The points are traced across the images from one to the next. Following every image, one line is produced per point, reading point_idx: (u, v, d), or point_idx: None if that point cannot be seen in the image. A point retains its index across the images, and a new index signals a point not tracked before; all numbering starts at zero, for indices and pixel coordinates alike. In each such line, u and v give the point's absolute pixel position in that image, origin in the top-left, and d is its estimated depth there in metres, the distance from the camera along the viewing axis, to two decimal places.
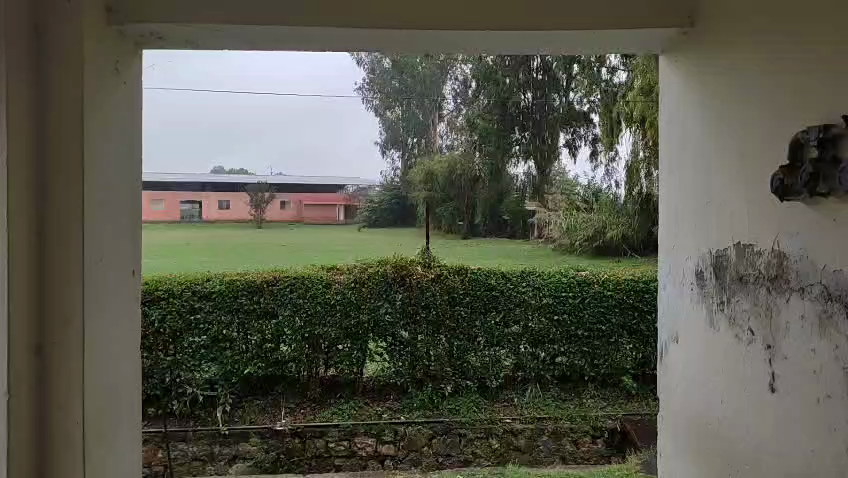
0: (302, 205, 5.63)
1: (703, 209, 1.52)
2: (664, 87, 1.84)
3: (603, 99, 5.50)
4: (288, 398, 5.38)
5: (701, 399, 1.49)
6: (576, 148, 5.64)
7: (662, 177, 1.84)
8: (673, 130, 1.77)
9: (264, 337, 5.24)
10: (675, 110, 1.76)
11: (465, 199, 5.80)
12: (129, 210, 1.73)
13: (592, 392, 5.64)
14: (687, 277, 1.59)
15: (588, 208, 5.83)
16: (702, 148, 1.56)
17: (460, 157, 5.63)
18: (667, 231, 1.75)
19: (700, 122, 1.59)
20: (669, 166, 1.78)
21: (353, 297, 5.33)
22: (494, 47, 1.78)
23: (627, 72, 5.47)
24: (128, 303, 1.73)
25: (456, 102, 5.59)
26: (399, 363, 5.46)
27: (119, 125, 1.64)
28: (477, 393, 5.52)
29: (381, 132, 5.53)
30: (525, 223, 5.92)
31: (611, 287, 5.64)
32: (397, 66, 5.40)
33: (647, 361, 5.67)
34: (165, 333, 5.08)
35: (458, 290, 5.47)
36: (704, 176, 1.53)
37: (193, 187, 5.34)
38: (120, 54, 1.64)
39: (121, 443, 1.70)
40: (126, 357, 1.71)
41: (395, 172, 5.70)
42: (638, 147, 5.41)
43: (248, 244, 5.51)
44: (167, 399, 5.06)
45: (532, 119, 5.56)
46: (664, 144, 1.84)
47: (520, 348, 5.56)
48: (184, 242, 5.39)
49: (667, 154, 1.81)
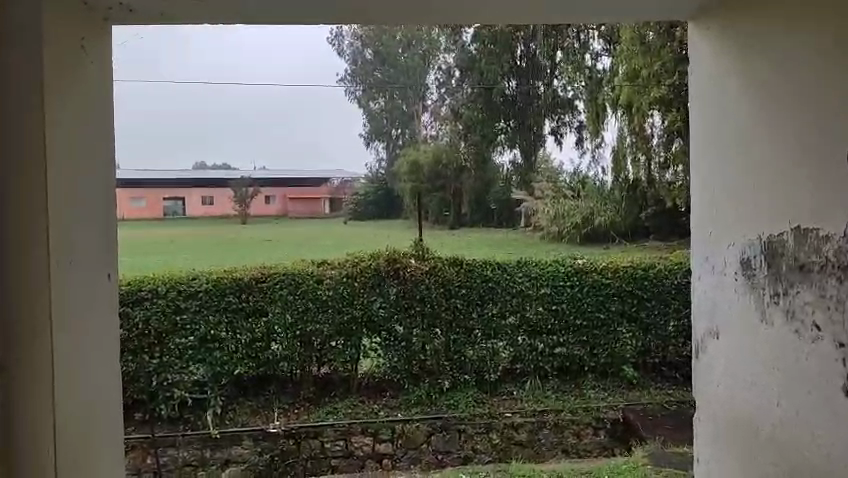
0: (287, 200, 5.34)
1: (746, 190, 1.38)
2: (692, 62, 1.70)
3: (587, 86, 5.45)
4: (280, 399, 5.15)
5: (749, 400, 1.35)
6: (560, 136, 5.57)
7: (691, 159, 1.71)
8: (702, 107, 1.63)
9: (254, 336, 5.03)
10: (704, 87, 1.63)
11: (451, 188, 5.67)
12: (107, 208, 1.57)
13: (592, 382, 5.50)
14: (729, 266, 1.47)
15: (576, 195, 5.76)
16: (740, 126, 1.43)
17: (446, 147, 5.51)
18: (703, 215, 1.60)
19: (738, 94, 1.44)
20: (699, 148, 1.64)
21: (345, 292, 5.17)
22: (490, 15, 1.61)
23: (611, 59, 5.43)
24: (107, 312, 1.58)
25: (440, 91, 5.44)
26: (394, 359, 5.28)
27: (87, 113, 1.45)
28: (474, 387, 5.37)
29: (365, 124, 5.32)
30: (513, 212, 5.78)
31: (609, 275, 5.52)
32: (379, 57, 5.20)
33: (647, 350, 5.55)
34: (150, 334, 4.86)
35: (453, 283, 5.32)
36: (745, 158, 1.39)
37: (172, 183, 4.95)
38: (85, 30, 1.44)
39: (104, 468, 1.54)
40: (107, 372, 1.56)
41: (379, 165, 5.52)
42: (624, 134, 5.48)
43: (233, 240, 5.27)
44: (155, 403, 4.83)
45: (517, 108, 5.48)
46: (693, 124, 1.70)
47: (518, 340, 5.41)
48: (167, 239, 5.13)
49: (696, 134, 1.67)
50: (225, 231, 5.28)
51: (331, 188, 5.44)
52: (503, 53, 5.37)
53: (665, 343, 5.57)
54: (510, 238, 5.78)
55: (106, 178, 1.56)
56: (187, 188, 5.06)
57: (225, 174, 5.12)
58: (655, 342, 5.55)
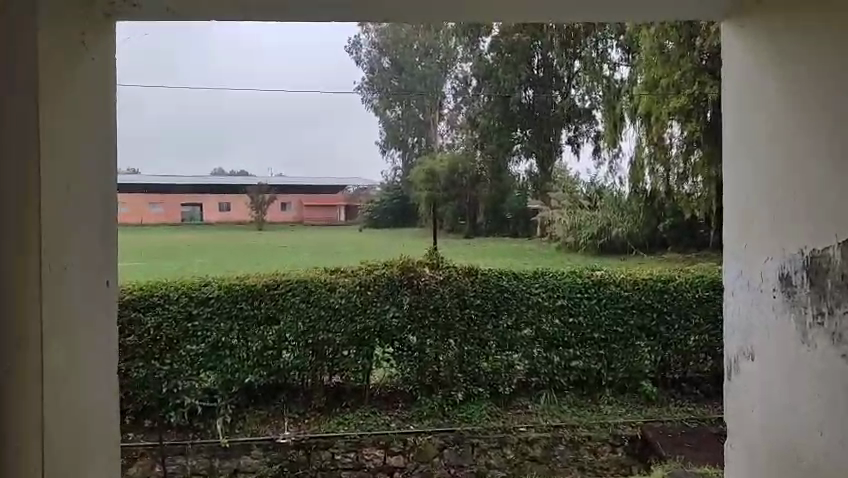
0: (302, 207, 5.31)
1: (825, 195, 1.35)
2: (753, 66, 1.67)
3: (605, 95, 5.65)
4: (290, 409, 5.06)
5: (787, 402, 1.47)
6: (579, 144, 5.73)
7: (750, 166, 1.69)
8: (765, 113, 1.62)
9: (266, 344, 4.95)
10: (768, 92, 1.60)
11: (466, 197, 5.67)
12: (112, 212, 1.58)
13: (609, 397, 5.36)
14: (817, 278, 1.42)
15: (592, 205, 5.90)
16: (813, 129, 1.40)
17: (462, 156, 5.57)
18: (772, 225, 1.57)
19: (809, 97, 1.41)
20: (762, 155, 1.62)
21: (358, 301, 5.09)
22: None
23: (630, 68, 5.64)
24: (102, 316, 1.57)
25: (456, 100, 5.55)
26: (406, 369, 5.17)
27: (85, 112, 1.47)
28: (489, 400, 5.24)
29: (381, 131, 5.34)
30: (529, 223, 5.83)
31: (628, 287, 5.40)
32: (397, 65, 5.35)
33: (666, 365, 5.41)
34: (161, 341, 4.78)
35: (468, 293, 5.22)
36: (820, 161, 1.37)
37: (187, 188, 5.04)
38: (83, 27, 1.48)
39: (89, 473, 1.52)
40: (97, 376, 1.54)
41: (395, 173, 5.51)
42: (642, 144, 5.59)
43: (247, 245, 5.26)
44: (165, 410, 4.76)
45: (533, 117, 5.65)
46: (753, 131, 1.68)
47: (533, 352, 5.28)
48: (184, 245, 5.17)
49: (758, 141, 1.65)
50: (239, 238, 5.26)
51: (346, 195, 5.42)
52: (520, 62, 5.54)
53: (685, 358, 5.42)
54: (525, 247, 5.77)
55: (111, 183, 1.57)
56: (202, 194, 5.11)
57: (240, 180, 5.14)
58: (674, 357, 5.41)
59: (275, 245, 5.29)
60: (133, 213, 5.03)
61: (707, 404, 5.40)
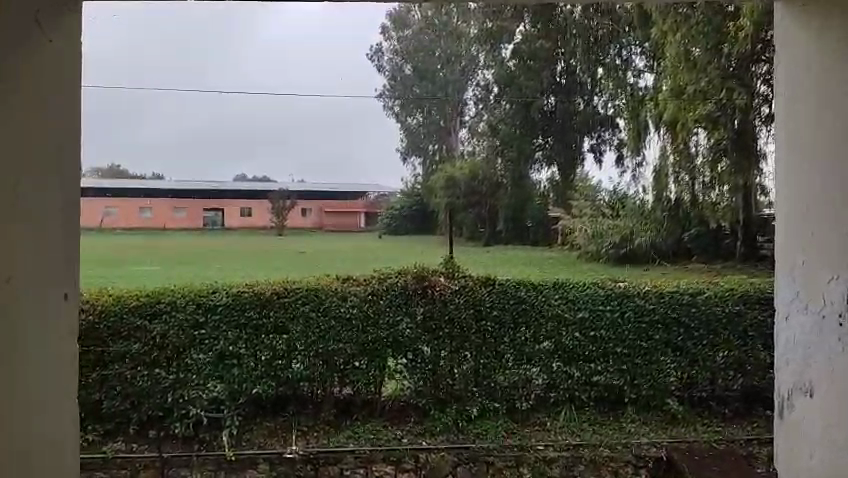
0: (323, 213, 6.23)
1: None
2: (798, 73, 2.35)
3: (626, 102, 6.43)
4: (298, 421, 4.91)
5: None
6: (601, 151, 6.62)
7: (797, 151, 2.37)
8: (803, 112, 2.33)
9: (275, 354, 4.80)
10: (810, 94, 2.29)
11: (487, 205, 6.49)
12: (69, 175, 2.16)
13: (632, 415, 5.09)
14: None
15: (613, 214, 6.61)
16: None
17: (481, 161, 6.46)
18: (811, 203, 2.29)
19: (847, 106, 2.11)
20: (809, 146, 2.29)
21: (370, 310, 4.90)
22: None
23: (651, 76, 6.39)
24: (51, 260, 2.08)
25: (477, 106, 6.52)
26: (420, 382, 4.97)
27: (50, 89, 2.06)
28: (505, 416, 5.00)
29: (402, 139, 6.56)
30: (549, 228, 6.69)
31: (654, 300, 5.15)
32: (418, 74, 6.43)
33: (694, 382, 5.13)
34: (167, 348, 4.65)
35: (485, 304, 5.00)
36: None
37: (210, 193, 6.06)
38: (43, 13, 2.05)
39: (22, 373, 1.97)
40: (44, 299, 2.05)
41: (414, 179, 6.59)
42: (664, 152, 6.31)
43: (268, 249, 5.95)
44: (170, 420, 4.62)
45: (552, 127, 6.50)
46: (795, 124, 2.38)
47: (553, 367, 5.05)
48: (206, 249, 5.90)
49: (803, 132, 2.33)
50: (261, 240, 6.03)
51: (367, 202, 6.42)
52: (541, 68, 6.38)
53: (712, 375, 5.13)
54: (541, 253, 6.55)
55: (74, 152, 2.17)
56: (226, 199, 6.14)
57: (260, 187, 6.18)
58: (703, 375, 5.12)
59: (297, 250, 5.97)
60: (121, 218, 5.87)
61: (737, 425, 5.07)
